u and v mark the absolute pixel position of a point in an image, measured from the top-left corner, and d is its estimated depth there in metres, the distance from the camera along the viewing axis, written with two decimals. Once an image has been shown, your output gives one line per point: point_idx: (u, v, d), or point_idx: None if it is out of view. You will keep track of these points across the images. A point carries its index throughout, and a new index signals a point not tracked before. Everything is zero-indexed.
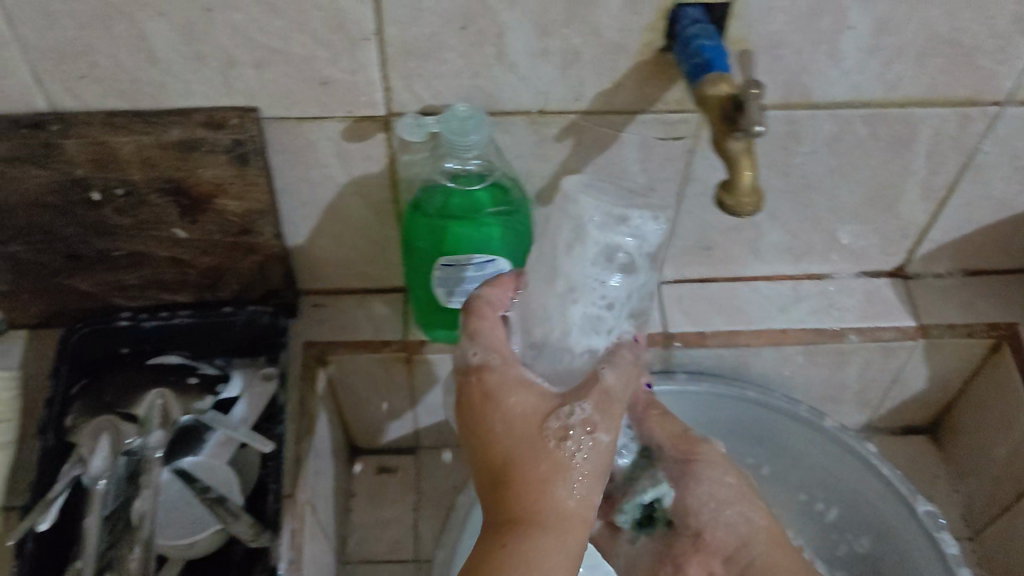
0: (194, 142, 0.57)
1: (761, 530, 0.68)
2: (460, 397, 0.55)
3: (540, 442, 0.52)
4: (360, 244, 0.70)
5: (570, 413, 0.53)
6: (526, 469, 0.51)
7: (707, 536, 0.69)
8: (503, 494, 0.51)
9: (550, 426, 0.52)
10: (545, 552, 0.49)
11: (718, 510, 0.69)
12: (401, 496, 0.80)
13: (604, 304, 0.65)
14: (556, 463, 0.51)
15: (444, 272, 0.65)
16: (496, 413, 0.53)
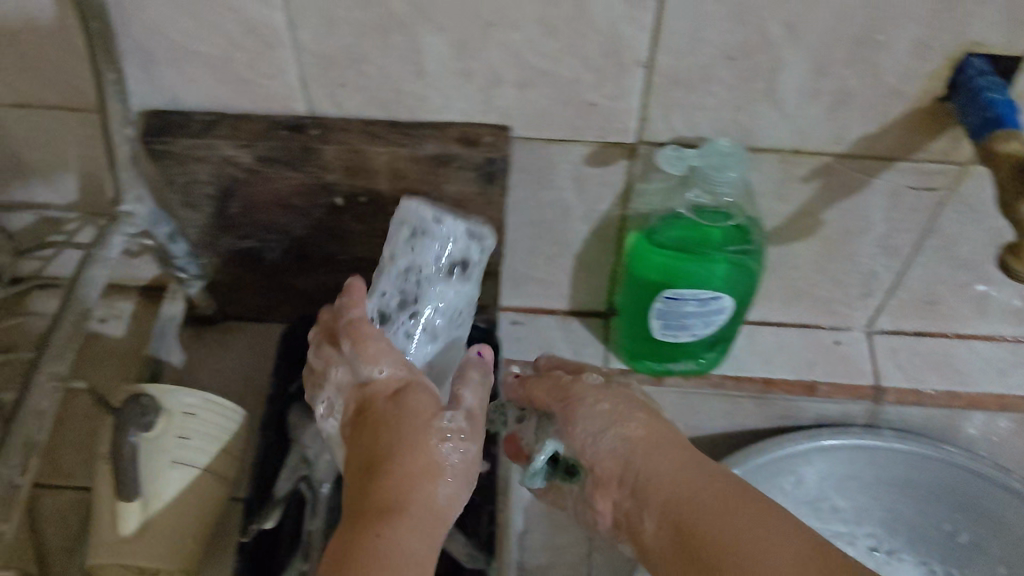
0: (447, 157, 0.56)
1: (633, 445, 0.57)
2: (363, 411, 0.51)
3: (423, 437, 0.48)
4: (574, 267, 0.69)
5: (430, 426, 0.48)
6: (394, 471, 0.47)
7: (598, 470, 0.57)
8: (367, 482, 0.47)
9: (432, 428, 0.48)
10: (410, 544, 0.45)
11: (595, 435, 0.58)
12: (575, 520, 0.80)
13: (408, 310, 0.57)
14: (430, 474, 0.48)
15: (667, 305, 0.63)
16: (394, 427, 0.49)
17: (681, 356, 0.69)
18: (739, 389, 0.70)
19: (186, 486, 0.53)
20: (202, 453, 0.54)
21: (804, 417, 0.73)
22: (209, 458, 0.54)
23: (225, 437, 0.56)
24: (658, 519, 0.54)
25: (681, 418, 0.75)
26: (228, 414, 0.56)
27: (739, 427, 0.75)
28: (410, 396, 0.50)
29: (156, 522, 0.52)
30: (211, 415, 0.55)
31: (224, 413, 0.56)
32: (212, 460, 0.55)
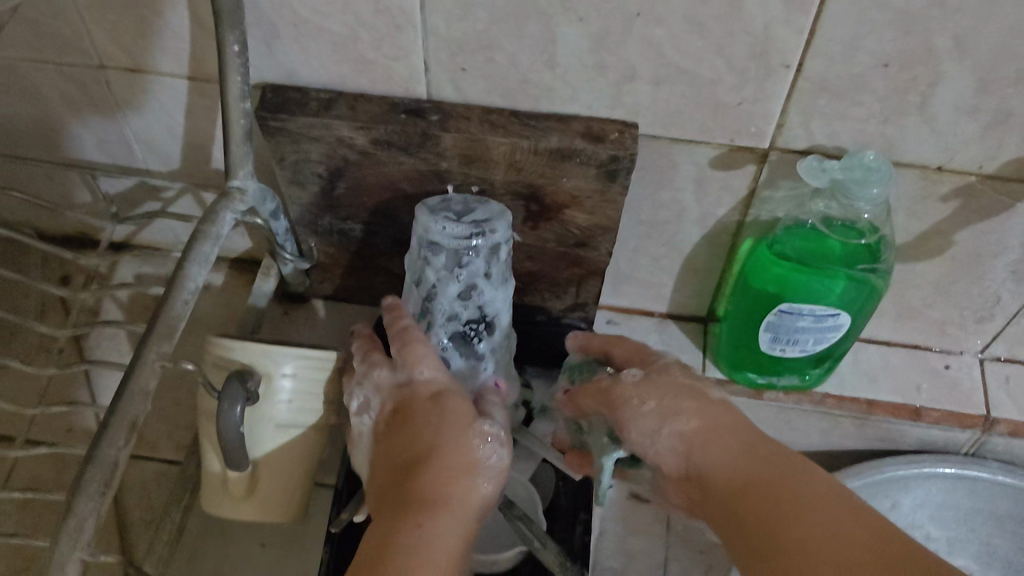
0: (570, 152, 0.54)
1: (691, 437, 0.50)
2: (401, 404, 0.53)
3: (463, 436, 0.50)
4: (679, 270, 0.67)
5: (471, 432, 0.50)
6: (439, 477, 0.48)
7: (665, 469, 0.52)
8: (410, 476, 0.49)
9: (473, 429, 0.50)
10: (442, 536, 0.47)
11: (656, 432, 0.51)
12: (652, 529, 0.77)
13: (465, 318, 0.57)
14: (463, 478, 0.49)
15: (779, 318, 0.61)
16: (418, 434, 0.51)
17: (785, 371, 0.66)
18: (842, 410, 0.68)
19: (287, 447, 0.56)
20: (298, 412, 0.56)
21: (905, 442, 0.70)
22: (304, 417, 0.56)
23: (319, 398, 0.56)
24: (717, 511, 0.48)
25: (775, 433, 0.72)
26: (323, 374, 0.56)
27: (835, 447, 0.72)
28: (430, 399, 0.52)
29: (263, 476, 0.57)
30: (308, 379, 0.55)
31: (328, 373, 0.56)
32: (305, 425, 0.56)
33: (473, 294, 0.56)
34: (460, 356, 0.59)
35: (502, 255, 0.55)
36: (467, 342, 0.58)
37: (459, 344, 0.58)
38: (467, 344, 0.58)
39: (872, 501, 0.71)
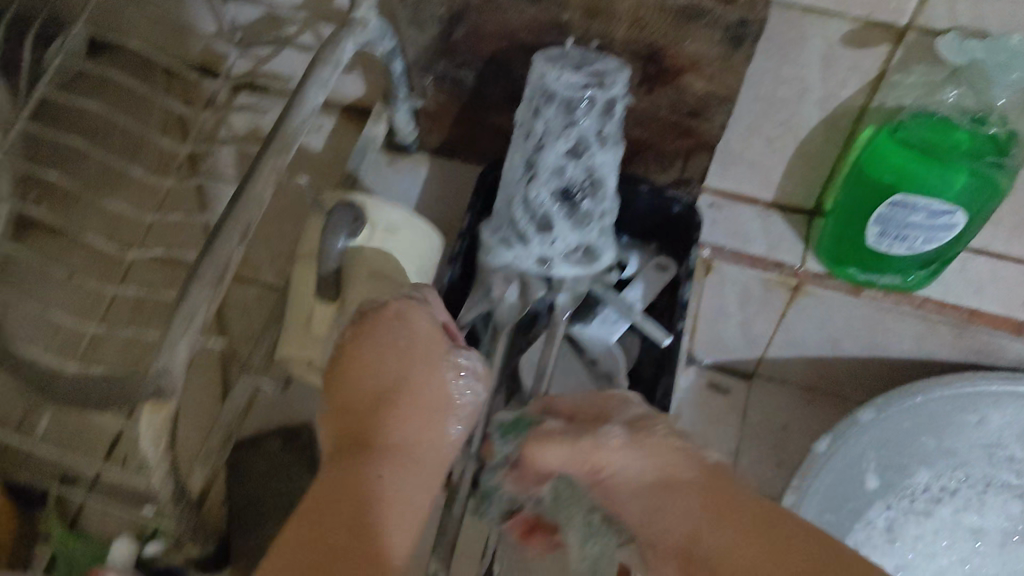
0: (698, 11, 0.52)
1: (651, 489, 0.44)
2: (359, 318, 0.49)
3: (419, 374, 0.47)
4: (790, 155, 0.65)
5: (442, 364, 0.48)
6: (407, 413, 0.45)
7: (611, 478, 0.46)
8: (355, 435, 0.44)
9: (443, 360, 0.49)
10: (383, 493, 0.40)
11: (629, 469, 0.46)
12: (726, 420, 0.77)
13: (570, 176, 0.56)
14: (396, 444, 0.43)
15: (892, 211, 0.58)
16: (385, 365, 0.47)
17: (888, 269, 0.64)
18: (940, 315, 0.66)
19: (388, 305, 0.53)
20: (399, 270, 0.53)
21: (1000, 357, 0.68)
22: (404, 276, 0.54)
23: (424, 257, 0.55)
24: None
25: (865, 334, 0.71)
26: (429, 235, 0.55)
27: (925, 355, 0.71)
28: (398, 313, 0.49)
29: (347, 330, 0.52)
30: (413, 235, 0.53)
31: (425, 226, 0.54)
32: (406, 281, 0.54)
33: (582, 152, 0.56)
34: (562, 218, 0.58)
35: (615, 112, 0.54)
36: (573, 204, 0.57)
37: (562, 206, 0.57)
38: (570, 208, 0.57)
39: (958, 413, 0.68)
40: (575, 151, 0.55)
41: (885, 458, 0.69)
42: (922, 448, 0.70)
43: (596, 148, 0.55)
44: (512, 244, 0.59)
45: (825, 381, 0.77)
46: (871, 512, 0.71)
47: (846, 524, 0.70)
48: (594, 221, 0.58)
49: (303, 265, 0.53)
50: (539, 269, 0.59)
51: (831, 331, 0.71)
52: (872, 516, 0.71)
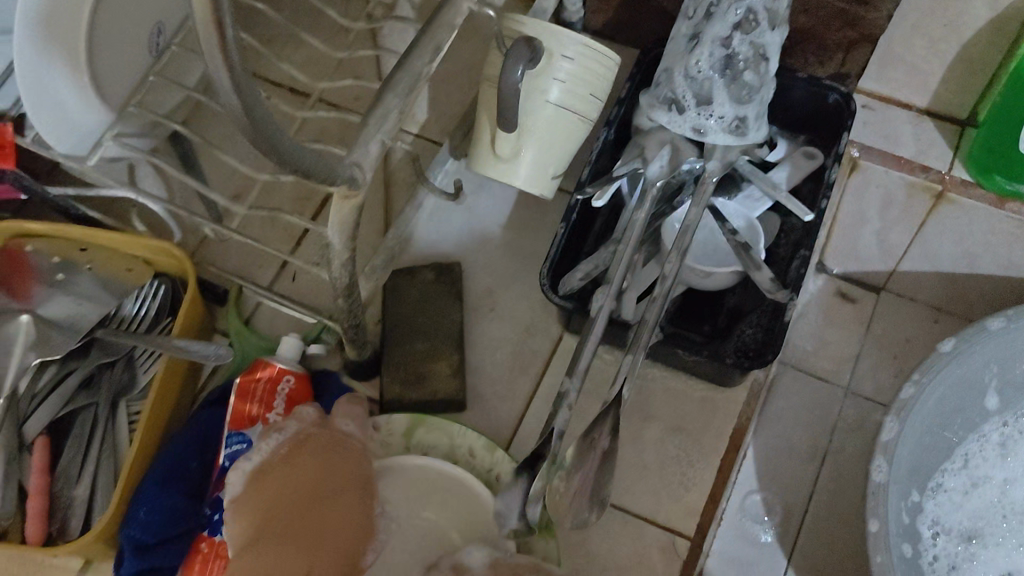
0: None
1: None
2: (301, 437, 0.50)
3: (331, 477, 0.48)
4: None
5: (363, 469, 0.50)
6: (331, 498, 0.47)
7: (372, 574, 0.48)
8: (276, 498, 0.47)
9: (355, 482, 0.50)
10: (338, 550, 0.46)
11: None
12: (851, 325, 0.77)
13: (735, 51, 0.60)
14: (352, 539, 0.47)
15: None
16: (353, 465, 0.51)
17: None
18: None
19: (564, 125, 0.59)
20: (573, 94, 0.58)
21: None
22: (579, 100, 0.59)
23: (597, 84, 0.59)
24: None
25: (1004, 249, 0.71)
26: (605, 61, 0.59)
27: None
28: (346, 438, 0.52)
29: (529, 144, 0.59)
30: (589, 64, 0.57)
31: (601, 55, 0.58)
32: (581, 104, 0.59)
33: (750, 25, 0.59)
34: (721, 91, 0.61)
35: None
36: (734, 78, 0.60)
37: (724, 79, 0.61)
38: (731, 81, 0.60)
39: None
40: (744, 25, 0.59)
41: (1007, 376, 0.69)
42: None
43: (762, 24, 0.59)
44: (669, 113, 0.62)
45: (959, 300, 0.76)
46: (986, 428, 0.71)
47: (958, 439, 0.70)
48: (751, 100, 0.61)
49: (489, 88, 0.59)
50: (690, 137, 0.62)
51: (970, 246, 0.71)
52: (986, 431, 0.71)
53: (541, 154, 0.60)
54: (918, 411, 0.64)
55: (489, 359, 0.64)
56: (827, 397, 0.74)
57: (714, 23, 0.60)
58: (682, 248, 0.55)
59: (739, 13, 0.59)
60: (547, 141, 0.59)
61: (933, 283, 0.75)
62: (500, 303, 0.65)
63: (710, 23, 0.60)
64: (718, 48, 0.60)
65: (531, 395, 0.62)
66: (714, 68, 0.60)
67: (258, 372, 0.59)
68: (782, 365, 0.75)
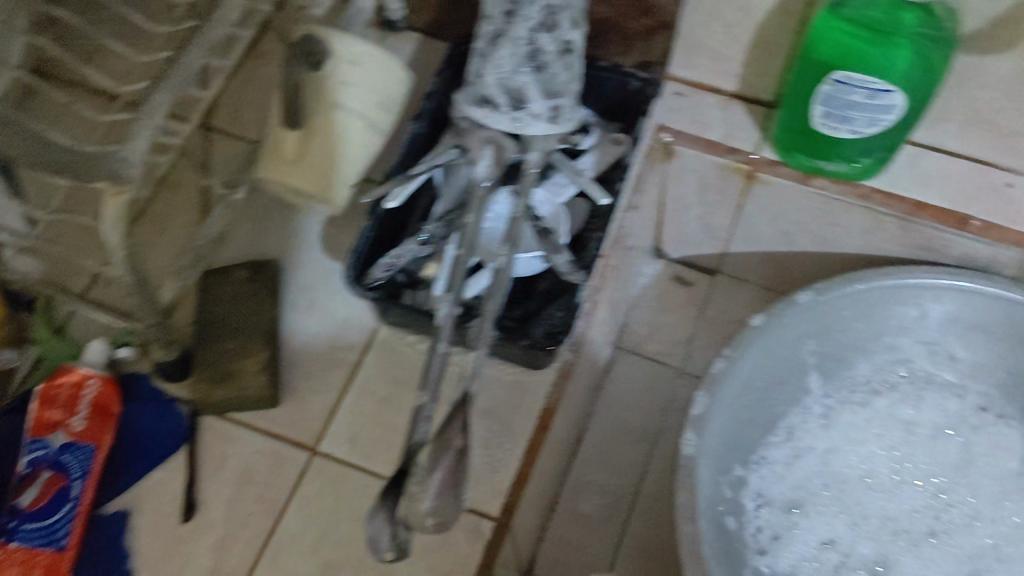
0: None
1: None
2: None
3: None
4: (748, 43, 0.68)
5: None
6: None
7: None
8: None
9: None
10: None
11: None
12: (684, 308, 0.82)
13: (545, 48, 0.61)
14: None
15: (834, 91, 0.61)
16: None
17: (836, 156, 0.67)
18: (887, 207, 0.68)
19: (347, 126, 0.58)
20: (362, 103, 0.58)
21: (948, 254, 0.70)
22: (367, 109, 0.59)
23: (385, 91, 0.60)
24: None
25: (817, 224, 0.73)
26: (393, 78, 0.60)
27: (876, 250, 0.73)
28: None
29: (313, 150, 0.58)
30: (377, 73, 0.58)
31: (390, 72, 0.59)
32: (366, 106, 0.59)
33: (553, 26, 0.62)
34: (534, 87, 0.61)
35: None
36: (544, 73, 0.61)
37: (536, 77, 0.61)
38: (543, 77, 0.61)
39: (887, 306, 0.70)
40: (550, 24, 0.62)
41: (822, 348, 0.72)
42: (856, 341, 0.73)
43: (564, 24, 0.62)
44: (484, 112, 0.61)
45: (781, 282, 0.81)
46: (809, 399, 0.74)
47: (780, 412, 0.73)
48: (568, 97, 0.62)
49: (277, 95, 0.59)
50: (507, 133, 0.61)
51: (785, 225, 0.75)
52: (809, 402, 0.73)
53: (333, 159, 0.59)
54: (732, 384, 0.66)
55: (302, 356, 0.63)
56: (659, 378, 0.79)
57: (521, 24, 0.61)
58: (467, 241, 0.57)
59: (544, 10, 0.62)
60: (337, 148, 0.58)
61: (761, 264, 0.80)
62: (317, 299, 0.65)
63: (515, 24, 0.62)
64: (528, 45, 0.61)
65: (345, 387, 0.62)
66: (527, 67, 0.61)
67: (59, 379, 0.58)
68: (617, 349, 0.80)
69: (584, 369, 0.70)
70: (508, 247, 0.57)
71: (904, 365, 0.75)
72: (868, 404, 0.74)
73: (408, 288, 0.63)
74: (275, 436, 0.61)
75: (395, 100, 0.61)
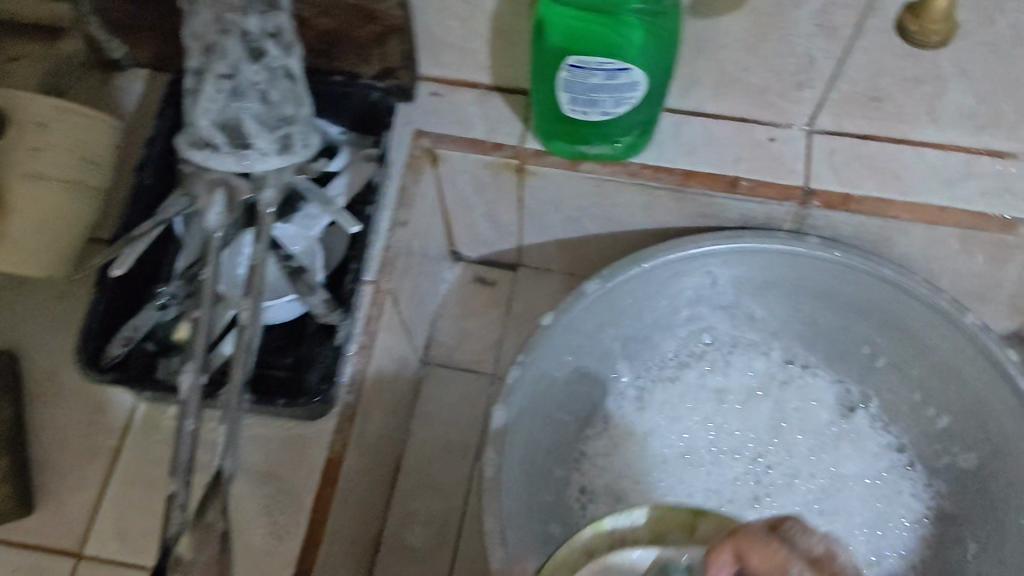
0: None
1: None
2: None
3: None
4: (488, 34, 0.64)
5: None
6: None
7: None
8: None
9: None
10: None
11: None
12: (490, 311, 0.79)
13: (263, 81, 0.55)
14: None
15: (572, 76, 0.59)
16: None
17: (596, 137, 0.65)
18: (658, 181, 0.67)
19: (48, 196, 0.56)
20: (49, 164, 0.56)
21: (729, 218, 0.69)
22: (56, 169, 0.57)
23: (88, 153, 0.59)
24: None
25: (598, 207, 0.71)
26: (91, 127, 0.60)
27: (661, 224, 0.71)
28: None
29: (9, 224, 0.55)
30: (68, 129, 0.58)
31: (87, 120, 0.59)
32: (64, 174, 0.57)
33: (262, 52, 0.54)
34: (253, 119, 0.56)
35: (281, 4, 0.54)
36: (268, 106, 0.56)
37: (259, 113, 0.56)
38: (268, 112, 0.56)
39: (676, 279, 0.69)
40: (257, 52, 0.54)
41: (621, 332, 0.71)
42: (655, 319, 0.72)
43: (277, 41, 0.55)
44: (204, 155, 0.55)
45: (581, 267, 0.79)
46: (619, 382, 0.73)
47: (592, 404, 0.71)
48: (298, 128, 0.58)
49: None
50: (238, 171, 0.56)
51: (569, 211, 0.72)
52: (619, 386, 0.73)
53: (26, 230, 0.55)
54: (533, 387, 0.64)
55: (52, 451, 0.57)
56: (473, 389, 0.76)
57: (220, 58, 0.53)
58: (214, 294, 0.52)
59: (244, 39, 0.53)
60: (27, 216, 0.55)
61: (558, 254, 0.78)
62: (65, 384, 0.59)
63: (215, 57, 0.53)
64: (242, 82, 0.55)
65: (108, 477, 0.57)
66: (247, 104, 0.55)
67: None
68: (425, 366, 0.76)
69: (382, 398, 0.65)
70: (250, 299, 0.53)
71: (708, 333, 0.75)
72: (678, 379, 0.73)
73: (161, 358, 0.57)
74: (34, 547, 0.55)
75: (105, 164, 0.61)
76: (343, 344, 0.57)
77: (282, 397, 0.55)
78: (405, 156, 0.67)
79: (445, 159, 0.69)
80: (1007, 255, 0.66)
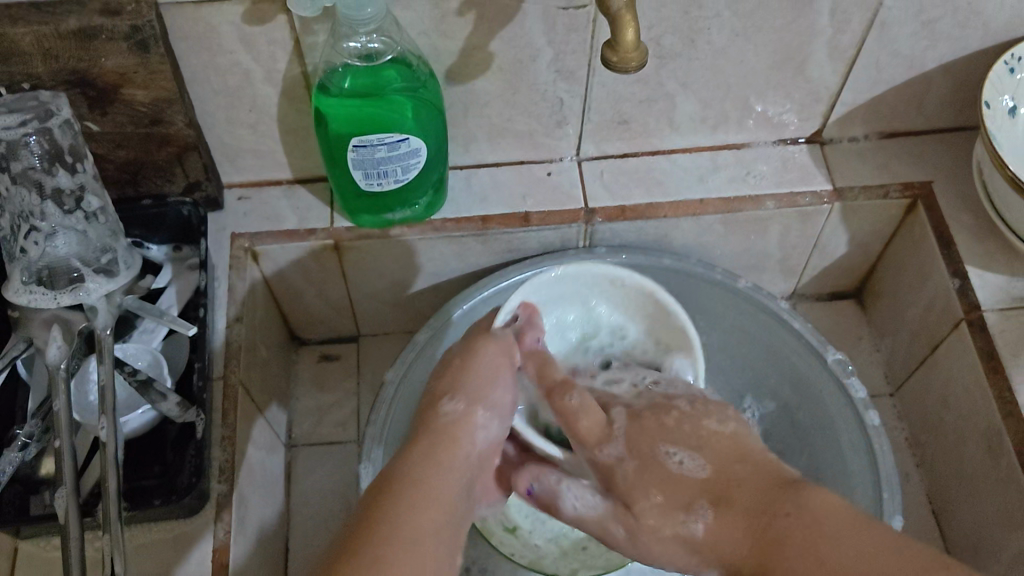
0: (92, 30, 0.57)
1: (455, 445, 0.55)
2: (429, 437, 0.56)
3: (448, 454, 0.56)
4: (278, 133, 0.71)
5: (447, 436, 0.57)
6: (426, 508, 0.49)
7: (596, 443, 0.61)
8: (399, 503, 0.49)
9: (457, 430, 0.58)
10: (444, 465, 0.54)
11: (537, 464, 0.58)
12: (342, 383, 0.83)
13: (86, 215, 0.61)
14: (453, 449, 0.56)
15: (360, 154, 0.65)
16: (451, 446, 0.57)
17: (397, 205, 0.71)
18: (460, 230, 0.74)
19: None
20: None
21: (530, 249, 0.77)
22: None
23: None
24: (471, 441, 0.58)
25: (415, 268, 0.78)
26: None
27: (475, 267, 0.79)
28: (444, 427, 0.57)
29: None
30: None
31: None
32: None
33: (76, 166, 0.60)
34: (76, 258, 0.61)
35: (57, 113, 0.58)
36: (92, 244, 0.62)
37: (89, 264, 0.62)
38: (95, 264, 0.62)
39: None
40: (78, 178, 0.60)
41: None
42: None
43: (73, 160, 0.59)
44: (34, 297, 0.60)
45: (416, 322, 0.85)
46: None
47: None
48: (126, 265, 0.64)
49: None
50: (69, 305, 0.61)
51: (392, 275, 0.78)
52: None
53: None
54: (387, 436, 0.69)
55: None
56: (343, 459, 0.79)
57: (48, 194, 0.59)
58: (109, 408, 0.57)
59: (65, 178, 0.59)
60: None
61: (393, 315, 0.84)
62: None
63: (49, 206, 0.59)
64: (71, 215, 0.61)
65: None
66: (85, 267, 0.61)
67: None
68: (292, 449, 0.79)
69: (256, 482, 0.68)
70: (106, 416, 0.57)
71: None
72: None
73: (32, 496, 0.59)
74: None
75: None
76: (204, 439, 0.61)
77: (157, 498, 0.59)
78: (227, 259, 0.72)
79: (264, 253, 0.74)
80: (764, 228, 0.78)
